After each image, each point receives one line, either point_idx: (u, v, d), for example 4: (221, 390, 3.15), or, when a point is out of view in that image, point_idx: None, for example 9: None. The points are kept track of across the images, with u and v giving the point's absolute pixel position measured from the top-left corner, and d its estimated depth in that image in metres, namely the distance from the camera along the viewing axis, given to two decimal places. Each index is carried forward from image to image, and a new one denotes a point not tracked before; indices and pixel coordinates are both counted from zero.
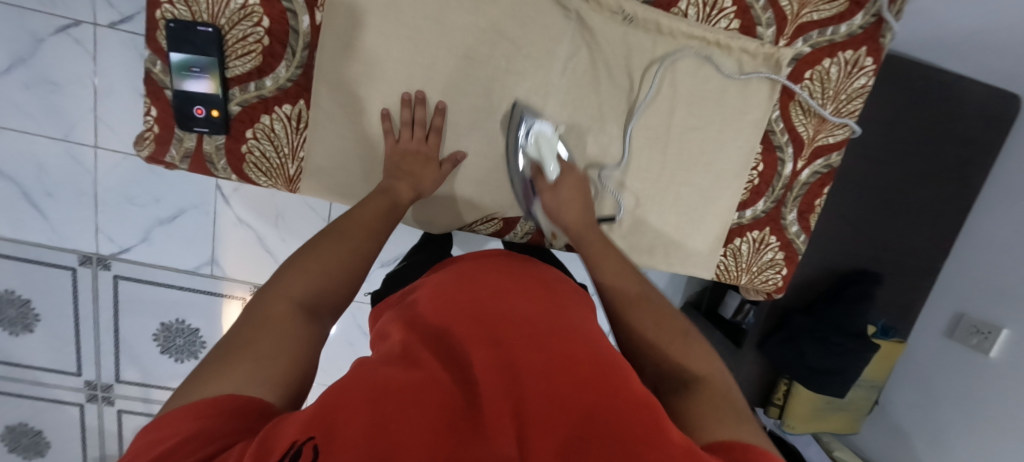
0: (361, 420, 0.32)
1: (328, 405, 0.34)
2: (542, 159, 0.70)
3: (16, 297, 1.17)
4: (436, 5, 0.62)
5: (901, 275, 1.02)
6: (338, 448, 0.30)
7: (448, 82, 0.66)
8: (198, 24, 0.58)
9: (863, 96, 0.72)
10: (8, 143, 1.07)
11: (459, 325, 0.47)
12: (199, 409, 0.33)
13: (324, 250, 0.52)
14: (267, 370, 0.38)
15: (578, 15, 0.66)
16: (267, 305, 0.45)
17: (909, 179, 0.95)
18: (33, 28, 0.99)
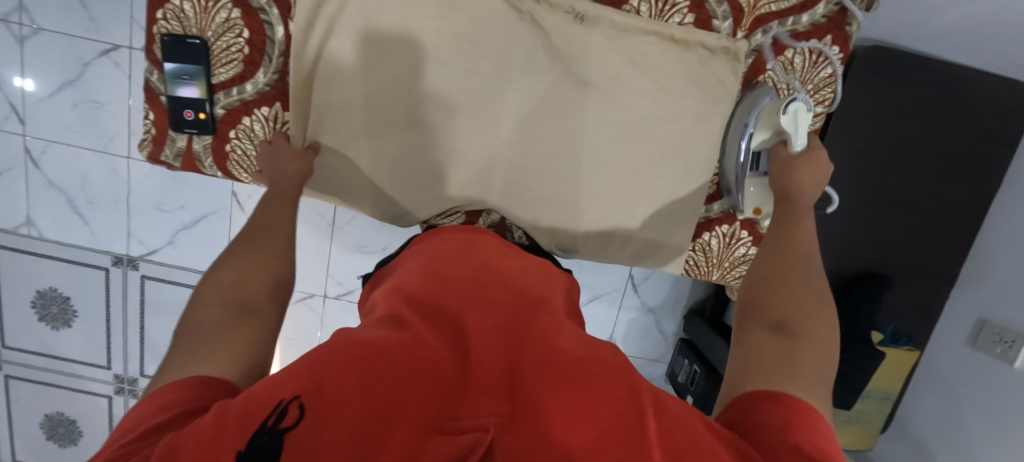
0: (346, 379, 0.35)
1: (312, 364, 0.36)
2: (794, 131, 0.68)
3: (58, 294, 1.30)
4: (398, 13, 0.67)
5: (923, 281, 0.91)
6: (325, 400, 0.33)
7: (414, 83, 0.71)
8: (187, 36, 0.66)
9: (830, 85, 0.75)
10: (56, 155, 1.19)
11: (443, 301, 0.50)
12: (156, 398, 0.38)
13: (247, 254, 0.56)
14: (214, 353, 0.43)
15: (531, 15, 0.69)
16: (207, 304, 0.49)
17: (918, 175, 0.85)
18: (79, 53, 1.12)
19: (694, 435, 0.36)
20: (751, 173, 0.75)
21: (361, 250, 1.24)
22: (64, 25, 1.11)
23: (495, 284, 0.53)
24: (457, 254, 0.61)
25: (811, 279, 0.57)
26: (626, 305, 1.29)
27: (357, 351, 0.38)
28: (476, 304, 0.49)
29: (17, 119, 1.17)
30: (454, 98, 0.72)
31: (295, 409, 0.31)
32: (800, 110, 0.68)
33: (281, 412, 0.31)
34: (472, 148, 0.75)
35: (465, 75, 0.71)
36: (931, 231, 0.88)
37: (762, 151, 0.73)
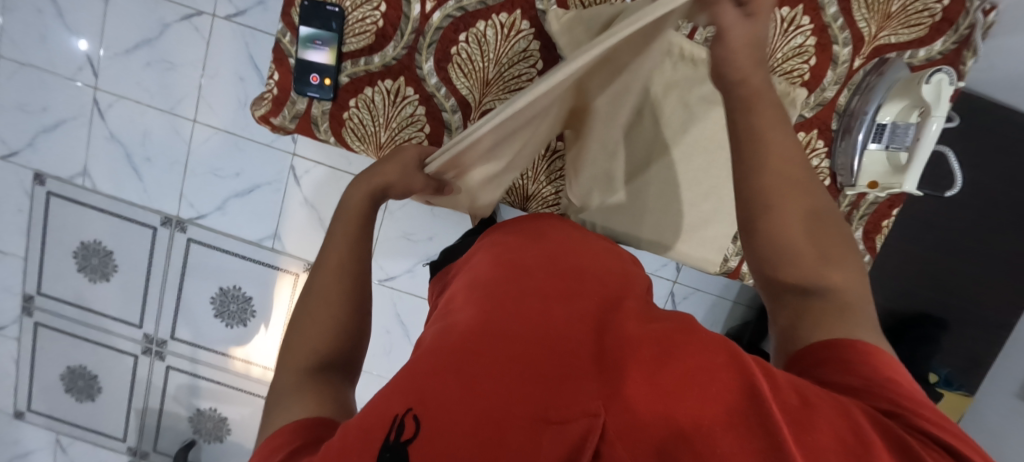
0: (446, 384, 0.34)
1: (411, 375, 0.36)
2: (935, 104, 0.61)
3: (101, 247, 1.30)
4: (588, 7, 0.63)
5: (983, 330, 0.89)
6: (438, 411, 0.32)
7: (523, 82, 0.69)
8: (328, 4, 0.65)
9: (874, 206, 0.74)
10: (124, 110, 1.21)
11: (512, 285, 0.46)
12: (268, 446, 0.39)
13: (314, 294, 0.53)
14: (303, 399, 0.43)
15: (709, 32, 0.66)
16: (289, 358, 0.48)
17: (979, 222, 0.86)
18: (163, 15, 1.15)
19: (811, 395, 0.32)
20: (872, 145, 0.67)
21: (407, 237, 1.25)
22: None
23: (570, 272, 0.49)
24: (522, 246, 0.57)
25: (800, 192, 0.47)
26: None
27: (445, 356, 0.37)
28: (552, 290, 0.45)
29: (91, 71, 1.19)
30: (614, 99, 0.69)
31: (410, 423, 0.32)
32: (944, 81, 0.61)
33: (398, 427, 0.32)
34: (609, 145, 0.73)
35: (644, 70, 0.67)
36: (993, 279, 0.87)
37: (892, 124, 0.66)
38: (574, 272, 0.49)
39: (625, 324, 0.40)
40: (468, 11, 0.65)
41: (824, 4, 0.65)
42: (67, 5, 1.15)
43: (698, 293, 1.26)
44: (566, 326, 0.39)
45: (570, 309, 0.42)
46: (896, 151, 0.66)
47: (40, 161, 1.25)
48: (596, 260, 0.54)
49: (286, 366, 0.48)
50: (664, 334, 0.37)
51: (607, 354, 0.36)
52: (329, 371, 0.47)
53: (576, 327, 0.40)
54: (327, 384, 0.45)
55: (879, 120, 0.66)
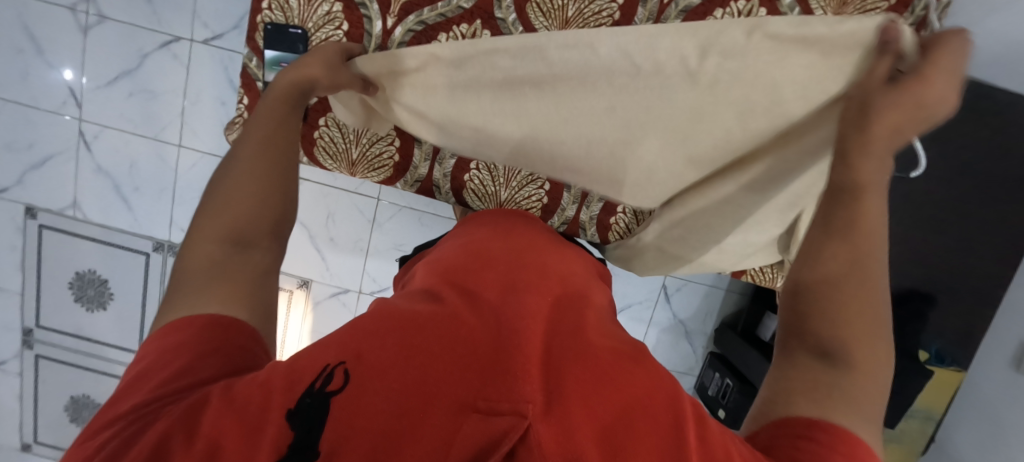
0: (385, 348, 0.35)
1: (352, 332, 0.38)
2: None
3: (96, 277, 1.31)
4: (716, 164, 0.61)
5: (970, 304, 0.88)
6: (366, 372, 0.33)
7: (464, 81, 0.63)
8: (290, 27, 0.60)
9: None
10: (110, 141, 1.23)
11: (483, 282, 0.48)
12: (165, 338, 0.39)
13: (234, 173, 0.48)
14: (215, 296, 0.41)
15: None
16: (195, 237, 0.44)
17: (959, 196, 0.86)
18: (141, 44, 1.16)
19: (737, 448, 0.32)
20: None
21: (397, 248, 1.26)
22: (127, 15, 1.14)
23: (534, 271, 0.51)
24: (497, 242, 0.57)
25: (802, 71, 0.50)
26: (657, 316, 1.29)
27: (397, 325, 0.38)
28: (513, 285, 0.47)
29: (75, 104, 1.21)
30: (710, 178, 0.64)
31: (338, 375, 0.33)
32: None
33: (326, 376, 0.33)
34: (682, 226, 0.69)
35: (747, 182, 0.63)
36: (978, 252, 0.87)
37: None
38: (555, 282, 0.50)
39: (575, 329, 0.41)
40: (429, 25, 0.60)
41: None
42: (46, 41, 1.17)
43: (690, 284, 1.26)
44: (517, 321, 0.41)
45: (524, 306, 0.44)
46: None
47: (31, 197, 1.27)
48: (561, 266, 0.55)
49: (197, 241, 0.44)
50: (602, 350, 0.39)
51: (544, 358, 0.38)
52: (246, 254, 0.45)
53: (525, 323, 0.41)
54: (241, 269, 0.43)
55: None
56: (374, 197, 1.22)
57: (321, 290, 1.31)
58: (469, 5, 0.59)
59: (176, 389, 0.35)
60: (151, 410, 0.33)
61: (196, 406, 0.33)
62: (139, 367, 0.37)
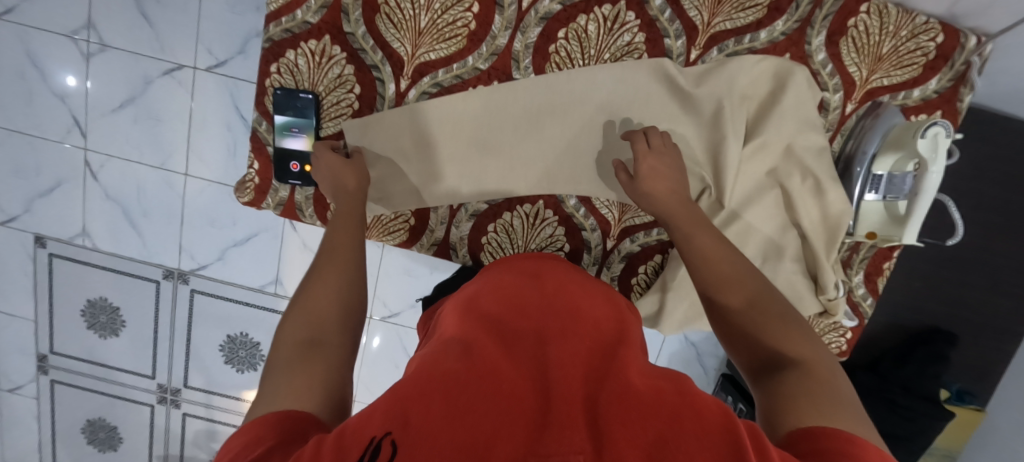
0: (430, 411, 0.30)
1: (388, 399, 0.32)
2: (933, 160, 0.50)
3: (107, 303, 1.31)
4: (748, 216, 0.58)
5: (992, 343, 0.87)
6: (416, 441, 0.28)
7: (473, 138, 0.59)
8: (299, 91, 0.57)
9: (839, 330, 0.63)
10: (117, 169, 1.22)
11: (519, 331, 0.43)
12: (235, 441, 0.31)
13: (313, 286, 0.46)
14: (293, 386, 0.35)
15: (817, 192, 0.56)
16: (276, 347, 0.40)
17: (987, 234, 0.83)
18: (145, 71, 1.15)
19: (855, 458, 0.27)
20: (867, 196, 0.56)
21: (408, 274, 1.24)
22: (132, 44, 1.13)
23: (566, 311, 0.46)
24: (522, 278, 0.53)
25: (794, 108, 0.54)
26: (670, 338, 1.27)
27: (440, 384, 0.33)
28: (549, 330, 0.42)
29: (79, 132, 1.20)
30: (747, 236, 0.59)
31: (386, 446, 0.27)
32: (941, 134, 0.50)
33: (372, 450, 0.27)
34: None
35: (783, 236, 0.59)
36: (1006, 290, 0.84)
37: (887, 174, 0.54)
38: (589, 317, 0.46)
39: (625, 371, 0.37)
40: (445, 87, 0.57)
41: (809, 51, 0.55)
42: (50, 68, 1.16)
43: None
44: (564, 370, 0.36)
45: (565, 351, 0.39)
46: (894, 201, 0.54)
47: (40, 225, 1.26)
48: (594, 298, 0.50)
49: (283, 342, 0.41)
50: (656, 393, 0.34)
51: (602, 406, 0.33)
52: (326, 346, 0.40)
53: (571, 374, 0.36)
54: (327, 357, 0.39)
55: (874, 172, 0.55)
56: None
57: None
58: (486, 66, 0.56)
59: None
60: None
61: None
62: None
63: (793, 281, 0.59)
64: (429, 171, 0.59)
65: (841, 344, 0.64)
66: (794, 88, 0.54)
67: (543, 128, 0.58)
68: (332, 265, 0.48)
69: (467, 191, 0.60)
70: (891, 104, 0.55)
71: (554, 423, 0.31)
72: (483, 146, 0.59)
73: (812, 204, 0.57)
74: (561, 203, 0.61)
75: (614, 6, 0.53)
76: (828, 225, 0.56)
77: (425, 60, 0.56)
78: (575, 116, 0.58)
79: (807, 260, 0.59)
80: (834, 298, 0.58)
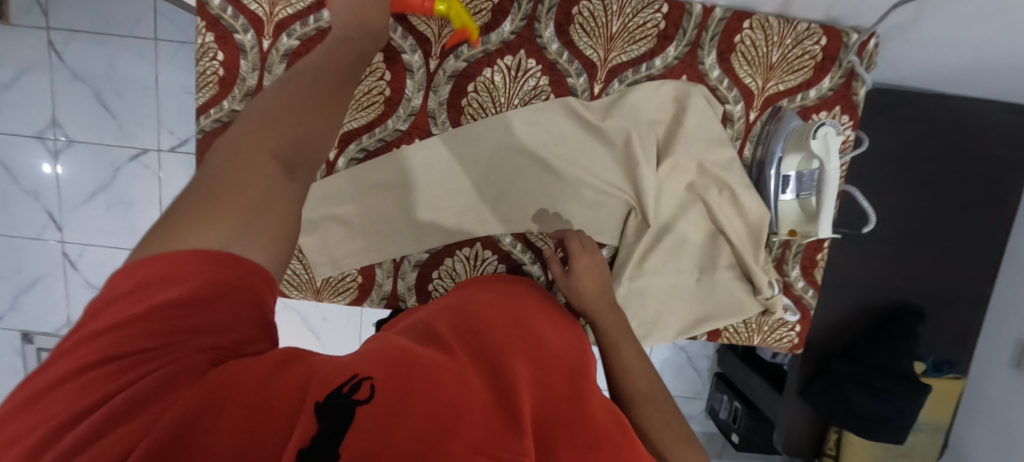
0: (413, 367, 0.30)
1: (366, 357, 0.32)
2: (828, 159, 0.53)
3: None
4: (674, 230, 0.61)
5: (959, 310, 0.88)
6: (393, 392, 0.27)
7: (406, 192, 0.61)
8: None
9: (787, 325, 0.64)
10: (95, 257, 1.25)
11: (503, 319, 0.43)
12: (159, 268, 0.30)
13: (280, 112, 0.38)
14: (244, 217, 0.33)
15: (732, 199, 0.58)
16: (240, 143, 0.36)
17: (927, 203, 0.86)
18: (112, 160, 1.20)
19: None
20: (783, 196, 0.58)
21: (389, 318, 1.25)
22: (98, 136, 1.19)
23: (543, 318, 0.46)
24: (509, 282, 0.53)
25: (697, 123, 0.58)
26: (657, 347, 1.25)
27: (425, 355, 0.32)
28: (530, 329, 0.42)
29: (55, 226, 1.23)
30: (679, 248, 0.62)
31: (365, 388, 0.27)
32: (831, 133, 0.53)
33: (352, 385, 0.27)
34: (649, 296, 0.63)
35: (714, 244, 0.61)
36: (954, 255, 0.87)
37: (796, 174, 0.57)
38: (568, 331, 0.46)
39: (595, 396, 0.36)
40: (371, 151, 0.60)
41: (703, 70, 0.59)
42: (20, 170, 1.21)
43: None
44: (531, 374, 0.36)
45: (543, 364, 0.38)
46: (807, 198, 0.57)
47: (26, 321, 1.29)
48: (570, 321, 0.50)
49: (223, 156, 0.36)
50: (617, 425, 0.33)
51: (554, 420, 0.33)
52: (295, 178, 0.37)
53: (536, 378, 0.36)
54: (286, 192, 0.36)
55: (783, 173, 0.57)
56: None
57: None
58: (406, 126, 0.59)
59: (147, 348, 0.27)
60: (122, 369, 0.26)
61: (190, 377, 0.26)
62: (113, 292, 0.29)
63: (730, 286, 0.62)
64: (369, 232, 0.62)
65: (793, 336, 0.65)
66: (694, 108, 0.57)
67: (466, 177, 0.61)
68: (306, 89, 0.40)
69: (408, 242, 0.62)
70: (785, 108, 0.58)
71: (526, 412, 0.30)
72: (413, 200, 0.61)
73: (730, 212, 0.59)
74: (498, 242, 0.63)
75: (514, 56, 0.57)
76: (747, 229, 0.59)
77: (349, 129, 0.59)
78: (497, 162, 0.61)
79: (740, 263, 0.61)
80: (771, 297, 0.60)
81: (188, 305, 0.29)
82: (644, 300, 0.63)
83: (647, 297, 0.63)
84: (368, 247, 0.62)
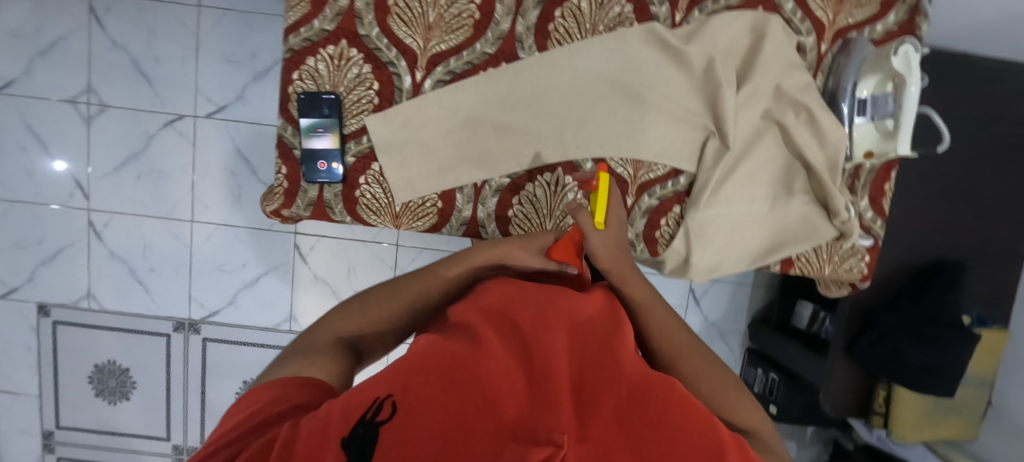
0: (429, 378, 0.32)
1: (399, 367, 0.34)
2: (910, 75, 0.55)
3: (116, 366, 1.27)
4: (752, 157, 0.62)
5: (997, 265, 0.90)
6: (411, 409, 0.30)
7: (491, 115, 0.62)
8: (322, 93, 0.61)
9: (857, 255, 0.66)
10: (121, 227, 1.22)
11: (530, 304, 0.43)
12: (270, 386, 0.40)
13: (381, 296, 0.55)
14: (314, 362, 0.45)
15: (810, 120, 0.60)
16: (318, 333, 0.51)
17: (969, 161, 0.87)
18: (146, 127, 1.18)
19: None
20: (857, 120, 0.61)
21: None
22: (132, 102, 1.17)
23: (572, 292, 0.45)
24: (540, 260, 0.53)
25: (777, 49, 0.60)
26: (691, 321, 1.24)
27: (445, 359, 0.34)
28: (557, 307, 0.42)
29: (82, 194, 1.21)
30: (755, 175, 0.63)
31: (386, 407, 0.30)
32: (911, 51, 0.55)
33: (375, 408, 0.30)
34: (725, 222, 0.63)
35: (789, 170, 0.63)
36: (995, 211, 0.89)
37: (871, 97, 0.60)
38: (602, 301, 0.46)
39: (626, 364, 0.35)
40: (457, 74, 0.61)
41: (779, 2, 0.60)
42: (49, 136, 1.18)
43: (735, 292, 1.24)
44: (556, 349, 0.36)
45: (560, 339, 0.37)
46: (883, 120, 0.59)
47: (44, 293, 1.24)
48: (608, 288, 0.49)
49: (324, 330, 0.51)
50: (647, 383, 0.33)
51: (582, 394, 0.32)
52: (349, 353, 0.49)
53: (562, 354, 0.36)
54: (338, 358, 0.48)
55: (858, 97, 0.60)
56: (393, 243, 1.22)
57: None
58: (494, 49, 0.60)
59: (248, 427, 0.34)
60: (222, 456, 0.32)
61: (268, 445, 0.30)
62: (248, 396, 0.40)
63: (806, 211, 0.63)
64: (449, 156, 0.63)
65: (862, 267, 0.66)
66: (772, 35, 0.59)
67: (548, 101, 0.62)
68: (390, 287, 0.56)
69: (489, 166, 0.63)
70: (858, 35, 0.61)
71: (545, 401, 0.30)
72: (493, 122, 0.62)
73: (806, 134, 0.61)
74: (578, 168, 0.63)
75: None
76: (823, 150, 0.61)
77: (437, 51, 0.60)
78: (579, 88, 0.62)
79: (817, 188, 0.62)
80: (847, 220, 0.61)
81: (287, 406, 0.37)
82: (721, 227, 0.63)
83: (724, 224, 0.63)
84: (450, 172, 0.63)
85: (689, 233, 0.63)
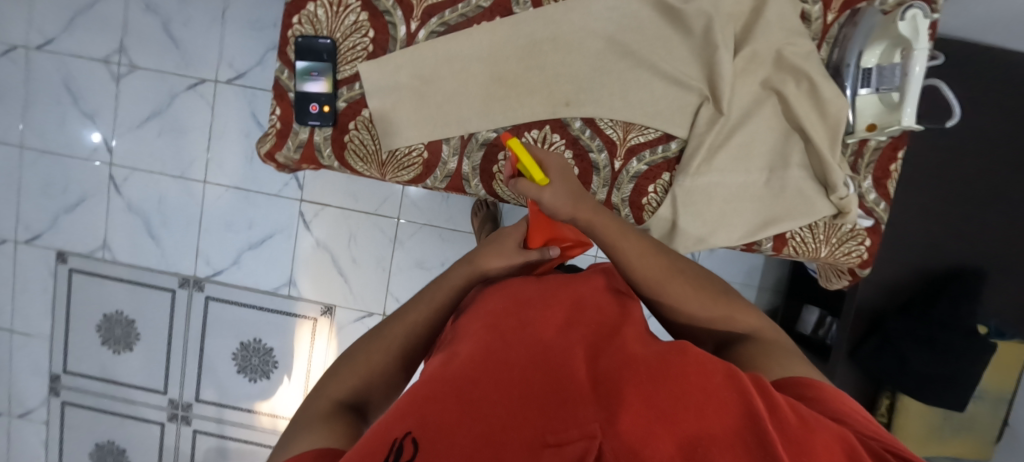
0: (447, 405, 0.29)
1: (409, 399, 0.31)
2: (915, 38, 0.53)
3: (123, 317, 1.31)
4: (747, 126, 0.60)
5: (1022, 276, 0.85)
6: (440, 441, 0.26)
7: (484, 68, 0.62)
8: (319, 37, 0.62)
9: (857, 238, 0.63)
10: (139, 182, 1.27)
11: (525, 308, 0.40)
12: None
13: (374, 338, 0.46)
14: (317, 431, 0.35)
15: (811, 90, 0.58)
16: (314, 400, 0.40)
17: (993, 161, 0.83)
18: (169, 87, 1.23)
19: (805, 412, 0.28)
20: (861, 91, 0.58)
21: (420, 266, 1.24)
22: (159, 64, 1.23)
23: (562, 287, 0.44)
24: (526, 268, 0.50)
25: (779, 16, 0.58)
26: None
27: (455, 382, 0.31)
28: (552, 309, 0.40)
29: (106, 149, 1.26)
30: (751, 147, 0.61)
31: (408, 446, 0.26)
32: (919, 16, 0.54)
33: (396, 451, 0.26)
34: (717, 194, 0.61)
35: (787, 143, 0.61)
36: (1018, 216, 0.84)
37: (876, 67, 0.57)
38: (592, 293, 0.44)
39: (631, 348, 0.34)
40: (451, 26, 0.61)
41: None
42: (81, 91, 1.25)
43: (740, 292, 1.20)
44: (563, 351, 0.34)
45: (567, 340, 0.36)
46: (888, 92, 0.56)
47: (63, 241, 1.30)
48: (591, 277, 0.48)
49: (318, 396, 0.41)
50: (659, 357, 0.32)
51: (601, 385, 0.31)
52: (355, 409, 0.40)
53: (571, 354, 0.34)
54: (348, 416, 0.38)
55: (863, 66, 0.57)
56: (395, 217, 1.23)
57: (345, 315, 1.27)
58: (489, 3, 0.61)
59: None
60: None
61: None
62: None
63: (802, 186, 0.60)
64: (439, 107, 0.63)
65: (863, 251, 0.63)
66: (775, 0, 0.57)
67: (541, 57, 0.61)
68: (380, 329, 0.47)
69: (478, 119, 0.63)
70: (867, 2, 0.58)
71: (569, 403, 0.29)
72: (484, 76, 0.62)
73: (807, 105, 0.59)
74: (567, 127, 0.62)
75: None
76: (822, 122, 0.59)
77: (432, 2, 0.61)
78: (574, 46, 0.61)
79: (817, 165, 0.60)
80: (846, 197, 0.58)
81: None
82: (712, 197, 0.61)
83: (716, 195, 0.61)
84: (437, 122, 0.63)
85: (677, 202, 0.61)
